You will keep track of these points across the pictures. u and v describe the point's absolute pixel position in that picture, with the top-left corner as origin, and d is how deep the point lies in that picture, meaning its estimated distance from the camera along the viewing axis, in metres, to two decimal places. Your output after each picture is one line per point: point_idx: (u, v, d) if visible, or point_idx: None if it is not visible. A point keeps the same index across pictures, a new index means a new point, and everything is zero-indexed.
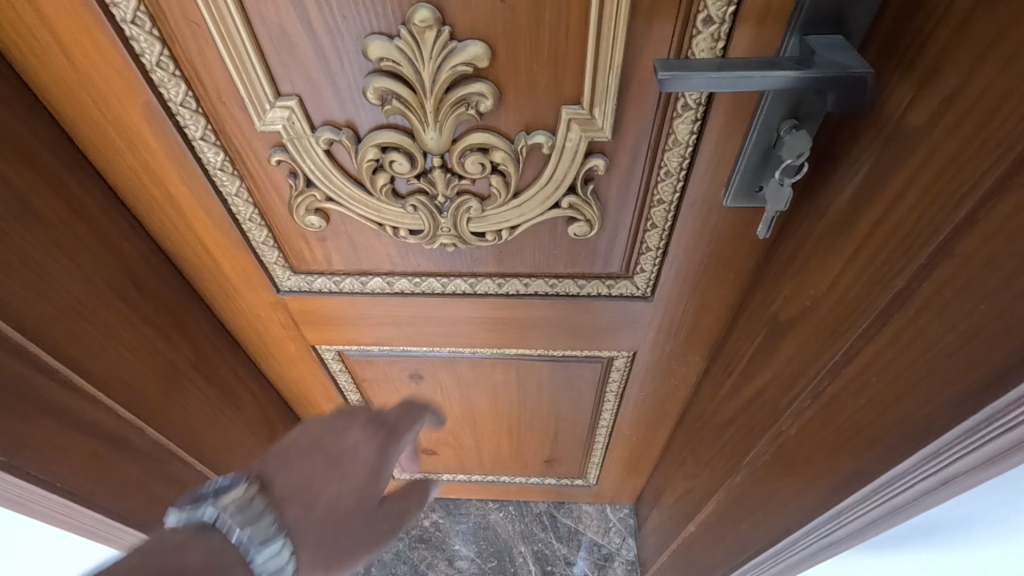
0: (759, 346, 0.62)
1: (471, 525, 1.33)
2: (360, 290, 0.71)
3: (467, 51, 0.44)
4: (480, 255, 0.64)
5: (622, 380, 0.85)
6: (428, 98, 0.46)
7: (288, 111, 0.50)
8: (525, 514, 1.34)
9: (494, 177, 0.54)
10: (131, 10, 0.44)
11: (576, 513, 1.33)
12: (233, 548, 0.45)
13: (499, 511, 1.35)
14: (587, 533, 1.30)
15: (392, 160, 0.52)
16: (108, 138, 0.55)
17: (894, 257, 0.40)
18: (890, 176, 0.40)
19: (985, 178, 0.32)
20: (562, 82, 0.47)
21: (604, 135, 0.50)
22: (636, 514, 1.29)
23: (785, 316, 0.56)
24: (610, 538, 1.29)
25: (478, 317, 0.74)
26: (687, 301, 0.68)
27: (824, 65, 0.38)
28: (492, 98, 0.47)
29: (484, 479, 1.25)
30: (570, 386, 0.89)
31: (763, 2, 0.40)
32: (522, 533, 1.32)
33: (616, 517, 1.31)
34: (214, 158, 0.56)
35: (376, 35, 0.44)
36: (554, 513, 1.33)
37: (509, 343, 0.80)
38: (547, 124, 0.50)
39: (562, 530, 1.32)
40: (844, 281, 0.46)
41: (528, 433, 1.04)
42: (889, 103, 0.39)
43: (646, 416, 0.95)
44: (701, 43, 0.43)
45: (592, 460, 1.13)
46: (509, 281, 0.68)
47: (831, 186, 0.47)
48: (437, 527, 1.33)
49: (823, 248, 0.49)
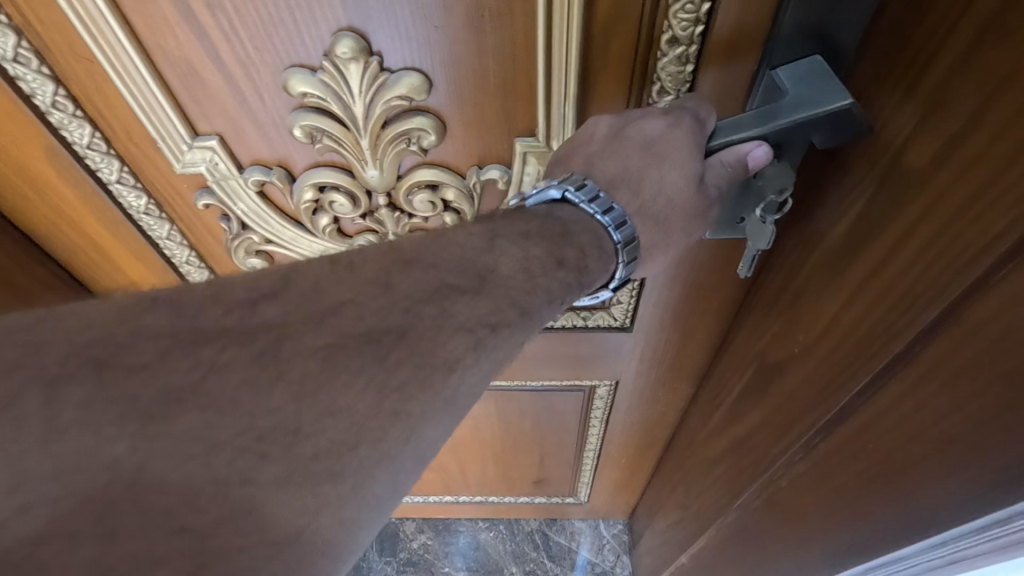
0: (748, 370, 0.61)
1: (463, 544, 1.27)
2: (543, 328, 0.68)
3: (402, 82, 0.41)
4: None
5: (607, 406, 0.84)
6: (363, 137, 0.44)
7: (209, 152, 0.47)
8: (516, 532, 1.28)
9: (448, 216, 0.51)
10: (11, 47, 0.41)
11: (571, 531, 1.28)
12: (565, 202, 0.40)
13: (489, 531, 1.29)
14: (581, 550, 1.26)
15: (332, 201, 0.49)
16: (13, 185, 0.51)
17: (891, 314, 0.37)
18: (890, 219, 0.37)
19: (996, 241, 0.29)
20: (515, 114, 0.44)
21: None
22: (630, 531, 1.26)
23: (768, 340, 0.55)
24: (604, 556, 1.25)
25: None
26: (669, 331, 0.67)
27: (787, 112, 0.38)
28: (435, 132, 0.44)
29: (473, 501, 1.19)
30: (551, 410, 0.88)
31: (729, 38, 0.39)
32: (513, 554, 1.26)
33: (610, 533, 1.28)
34: (136, 202, 0.52)
35: (295, 67, 0.41)
36: (546, 531, 1.28)
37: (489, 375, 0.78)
38: (500, 156, 0.47)
39: (555, 548, 1.27)
40: (840, 326, 0.43)
41: (515, 456, 1.01)
42: (889, 129, 0.37)
43: (634, 438, 0.94)
44: (667, 65, 0.41)
45: (583, 480, 1.10)
46: None
47: (813, 211, 0.46)
48: (426, 550, 1.27)
49: (813, 280, 0.46)
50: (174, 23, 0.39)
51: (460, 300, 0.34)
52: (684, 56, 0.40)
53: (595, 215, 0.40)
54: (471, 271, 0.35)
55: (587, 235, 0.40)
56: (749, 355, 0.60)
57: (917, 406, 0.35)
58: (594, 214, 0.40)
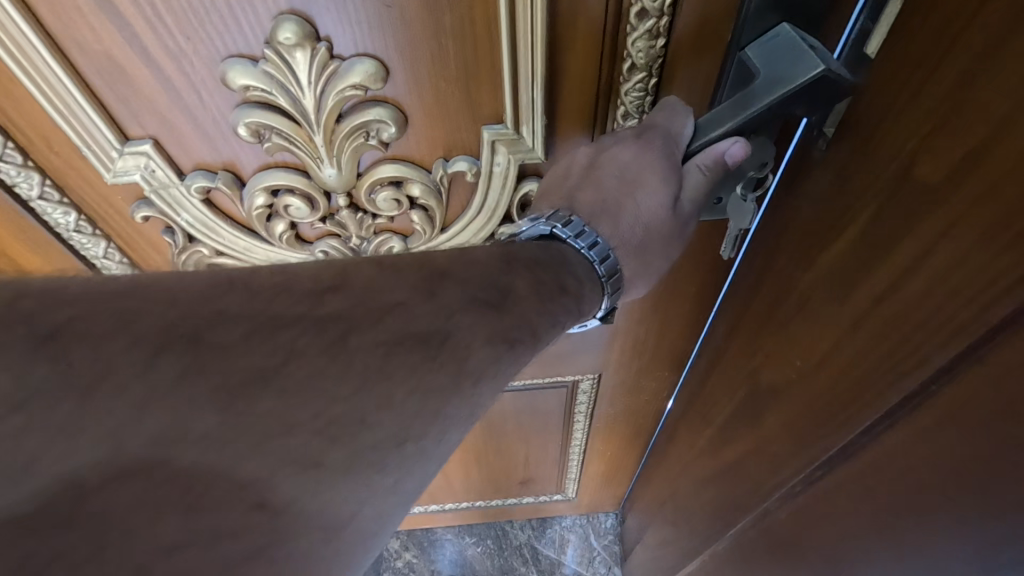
0: (729, 361, 0.63)
1: (450, 559, 1.28)
2: None
3: (355, 69, 0.40)
4: None
5: (591, 400, 0.86)
6: (316, 133, 0.43)
7: (143, 158, 0.46)
8: (504, 548, 1.29)
9: (416, 214, 0.50)
10: None
11: (560, 542, 1.29)
12: (556, 239, 0.44)
13: (477, 546, 1.29)
14: (569, 562, 1.27)
15: (287, 205, 0.49)
16: None
17: (892, 352, 0.35)
18: (892, 249, 0.35)
19: (1016, 283, 0.26)
20: (479, 102, 0.44)
21: (535, 157, 0.47)
22: (621, 540, 1.27)
23: (749, 336, 0.56)
24: (596, 568, 1.26)
25: None
26: (649, 321, 0.69)
27: (760, 93, 0.39)
28: (395, 123, 0.43)
29: (460, 507, 1.20)
30: (535, 409, 0.89)
31: (691, 33, 0.41)
32: (502, 569, 1.27)
33: (602, 544, 1.29)
34: (65, 219, 0.50)
35: (235, 58, 0.39)
36: (536, 544, 1.29)
37: None
38: (469, 149, 0.47)
39: (545, 563, 1.27)
40: (834, 360, 0.41)
41: (500, 458, 1.02)
42: (885, 144, 0.35)
43: (618, 430, 0.96)
44: (637, 41, 0.41)
45: (569, 476, 1.12)
46: None
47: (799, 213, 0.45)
48: (411, 568, 1.27)
49: (814, 299, 0.43)
50: (88, 12, 0.37)
51: (492, 313, 0.36)
52: (653, 29, 0.40)
53: (581, 249, 0.44)
54: (497, 282, 0.38)
55: (583, 268, 0.44)
56: (732, 351, 0.62)
57: (912, 458, 0.33)
58: (580, 249, 0.44)
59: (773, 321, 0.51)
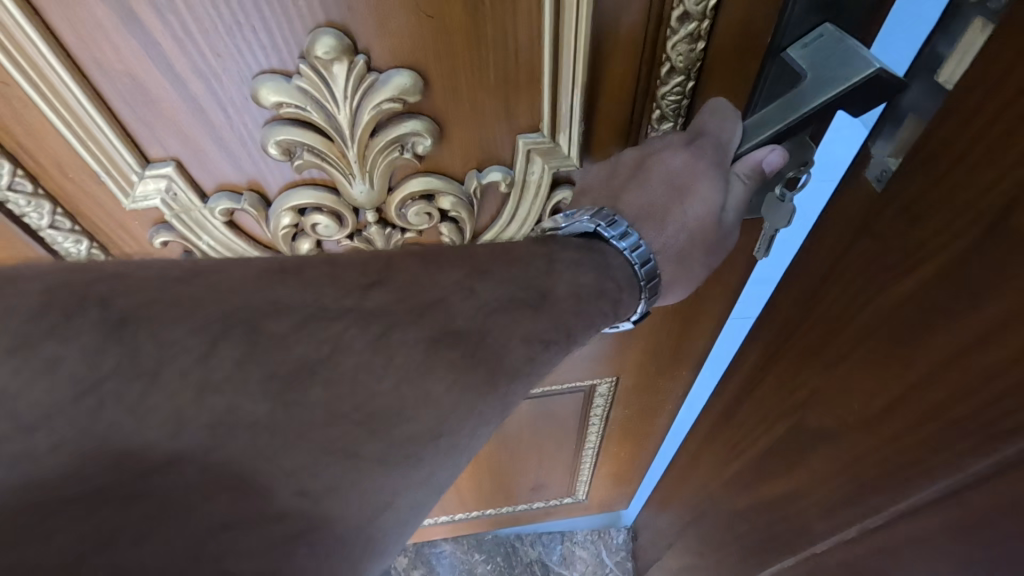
0: (752, 399, 0.60)
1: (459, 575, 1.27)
2: None
3: (392, 82, 0.39)
4: None
5: (607, 404, 0.85)
6: (350, 148, 0.41)
7: (164, 181, 0.43)
8: (515, 565, 1.29)
9: (445, 225, 0.50)
10: None
11: (569, 559, 1.30)
12: (598, 238, 0.44)
13: (487, 564, 1.28)
14: None
15: (314, 223, 0.47)
16: None
17: (979, 415, 0.31)
18: (977, 302, 0.31)
19: None
20: (515, 109, 0.44)
21: (571, 163, 0.47)
22: (635, 559, 1.27)
23: (780, 379, 0.52)
24: None
25: None
26: (668, 322, 0.69)
27: (811, 92, 0.39)
28: (430, 135, 0.43)
29: (469, 518, 1.17)
30: (553, 417, 0.88)
31: (733, 33, 0.41)
32: None
33: (614, 562, 1.29)
34: (76, 247, 0.48)
35: (268, 74, 0.37)
36: (546, 562, 1.29)
37: None
38: (501, 158, 0.47)
39: None
40: (897, 412, 0.37)
41: (513, 465, 1.00)
42: (963, 182, 0.31)
43: (632, 432, 0.95)
44: (677, 43, 0.40)
45: (581, 479, 1.11)
46: None
47: (849, 253, 0.41)
48: None
49: (868, 344, 0.39)
50: (111, 30, 0.35)
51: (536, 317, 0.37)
52: (694, 32, 0.40)
53: (624, 250, 0.43)
54: (539, 283, 0.38)
55: (622, 272, 0.43)
56: (761, 390, 0.58)
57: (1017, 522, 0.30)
58: (622, 249, 0.43)
59: (812, 363, 0.47)
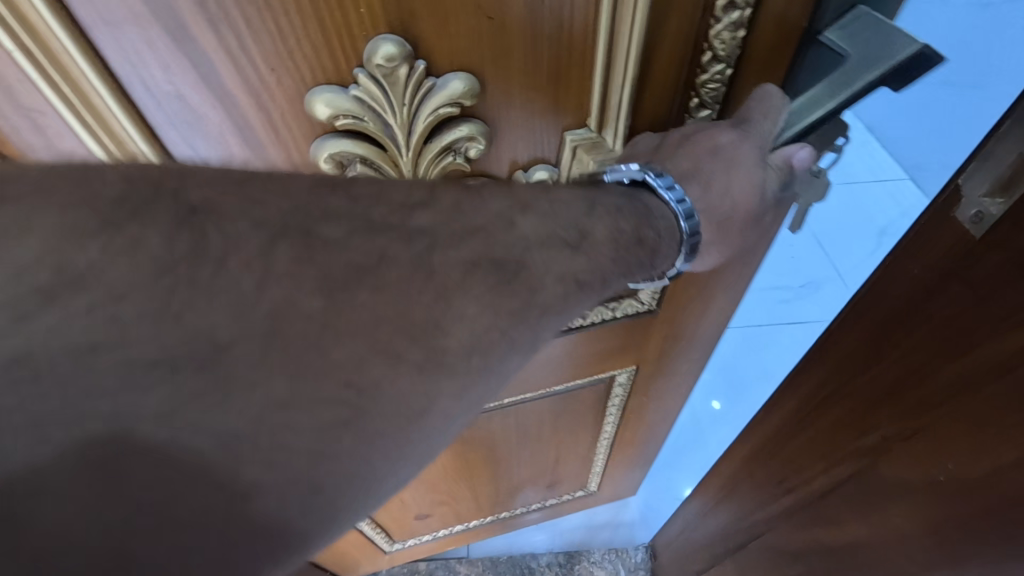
0: (801, 433, 0.57)
1: None
2: (581, 325, 0.63)
3: (449, 87, 0.38)
4: None
5: (625, 393, 0.84)
6: (404, 155, 0.41)
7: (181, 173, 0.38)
8: None
9: None
10: None
11: None
12: (646, 189, 0.43)
13: None
14: None
15: None
16: None
17: None
18: None
19: None
20: (565, 102, 0.42)
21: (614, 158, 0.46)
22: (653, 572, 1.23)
23: (841, 419, 0.49)
24: None
25: None
26: (687, 308, 0.68)
27: (862, 67, 0.40)
28: (484, 138, 0.42)
29: (483, 522, 1.15)
30: (572, 411, 0.86)
31: (777, 14, 0.41)
32: None
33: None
34: None
35: (323, 87, 0.36)
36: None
37: (508, 393, 0.73)
38: (548, 157, 0.46)
39: None
40: (1003, 475, 0.35)
41: (529, 463, 0.99)
42: None
43: (646, 419, 0.95)
44: (721, 32, 0.41)
45: (595, 471, 1.10)
46: None
47: (939, 297, 0.38)
48: None
49: (964, 404, 0.37)
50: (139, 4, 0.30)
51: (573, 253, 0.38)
52: (739, 19, 0.40)
53: (670, 202, 0.43)
54: (572, 216, 0.39)
55: (665, 225, 0.43)
56: (811, 425, 0.54)
57: None
58: (670, 201, 0.43)
59: (890, 408, 0.44)
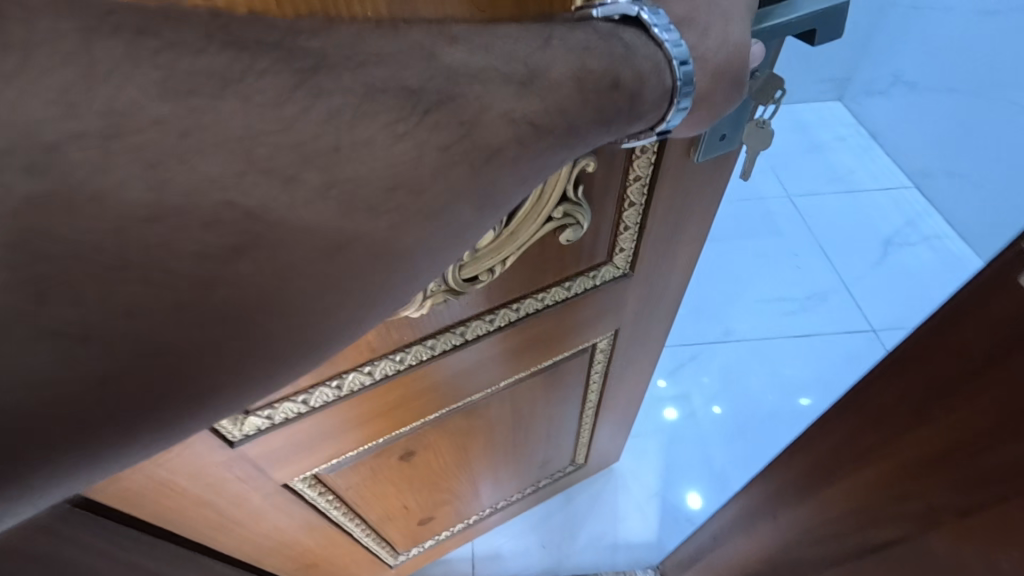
0: (826, 443, 0.55)
1: None
2: (565, 297, 0.63)
3: None
4: (476, 297, 0.55)
5: (608, 359, 0.84)
6: None
7: None
8: None
9: None
10: None
11: None
12: (633, 26, 0.36)
13: None
14: None
15: None
16: None
17: None
18: None
19: None
20: None
21: None
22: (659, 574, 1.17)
23: (899, 467, 0.46)
24: None
25: (474, 361, 0.64)
26: (663, 264, 0.67)
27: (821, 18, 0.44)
28: None
29: (487, 515, 1.15)
30: (560, 387, 0.85)
31: None
32: None
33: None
34: None
35: None
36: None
37: (503, 376, 0.72)
38: None
39: None
40: None
41: (526, 447, 0.98)
42: None
43: (630, 381, 0.95)
44: None
45: (583, 442, 1.10)
46: (500, 314, 0.59)
47: (1011, 356, 0.35)
48: None
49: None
50: None
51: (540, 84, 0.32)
52: None
53: (665, 44, 0.36)
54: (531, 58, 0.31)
55: (649, 65, 0.36)
56: (851, 459, 0.52)
57: None
58: (664, 42, 0.36)
59: (947, 457, 0.41)
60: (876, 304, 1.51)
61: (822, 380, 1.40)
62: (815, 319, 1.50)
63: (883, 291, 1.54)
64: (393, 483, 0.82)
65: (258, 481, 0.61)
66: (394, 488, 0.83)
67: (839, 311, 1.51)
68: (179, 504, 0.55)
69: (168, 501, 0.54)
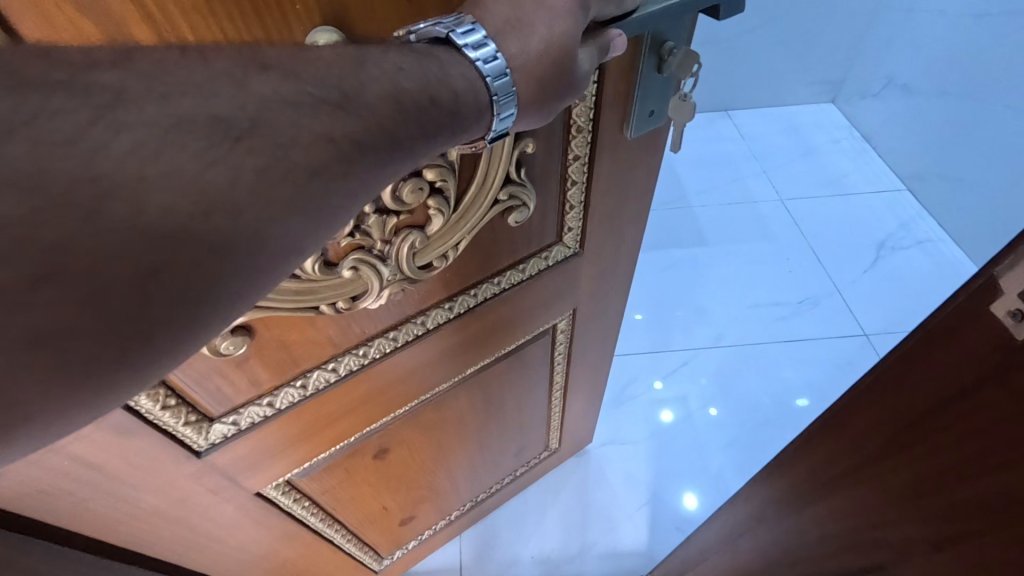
0: None
1: None
2: (521, 279, 0.64)
3: None
4: (431, 285, 0.56)
5: (570, 341, 0.86)
6: None
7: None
8: None
9: (434, 200, 0.46)
10: None
11: None
12: (450, 45, 0.35)
13: None
14: None
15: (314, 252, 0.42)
16: None
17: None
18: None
19: None
20: None
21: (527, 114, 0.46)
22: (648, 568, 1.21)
23: (853, 484, 0.48)
24: None
25: (437, 349, 0.65)
26: (611, 242, 0.70)
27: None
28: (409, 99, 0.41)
29: (467, 509, 1.16)
30: (526, 372, 0.87)
31: None
32: None
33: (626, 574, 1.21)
34: None
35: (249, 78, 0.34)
36: None
37: (466, 364, 0.72)
38: None
39: None
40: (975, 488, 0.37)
41: (499, 436, 0.99)
42: None
43: (592, 361, 0.98)
44: None
45: (554, 427, 1.13)
46: (459, 300, 0.60)
47: (966, 399, 0.37)
48: None
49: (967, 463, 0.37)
50: None
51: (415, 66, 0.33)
52: None
53: (478, 61, 0.35)
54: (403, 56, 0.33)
55: (464, 83, 0.35)
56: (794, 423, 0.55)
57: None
58: (477, 60, 0.35)
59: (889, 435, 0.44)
60: (866, 307, 1.59)
61: (823, 381, 1.46)
62: (811, 324, 1.57)
63: (874, 296, 1.61)
64: (370, 483, 0.82)
65: (229, 490, 0.60)
66: (372, 487, 0.84)
67: (828, 315, 1.58)
68: (148, 517, 0.54)
69: (136, 512, 0.53)
